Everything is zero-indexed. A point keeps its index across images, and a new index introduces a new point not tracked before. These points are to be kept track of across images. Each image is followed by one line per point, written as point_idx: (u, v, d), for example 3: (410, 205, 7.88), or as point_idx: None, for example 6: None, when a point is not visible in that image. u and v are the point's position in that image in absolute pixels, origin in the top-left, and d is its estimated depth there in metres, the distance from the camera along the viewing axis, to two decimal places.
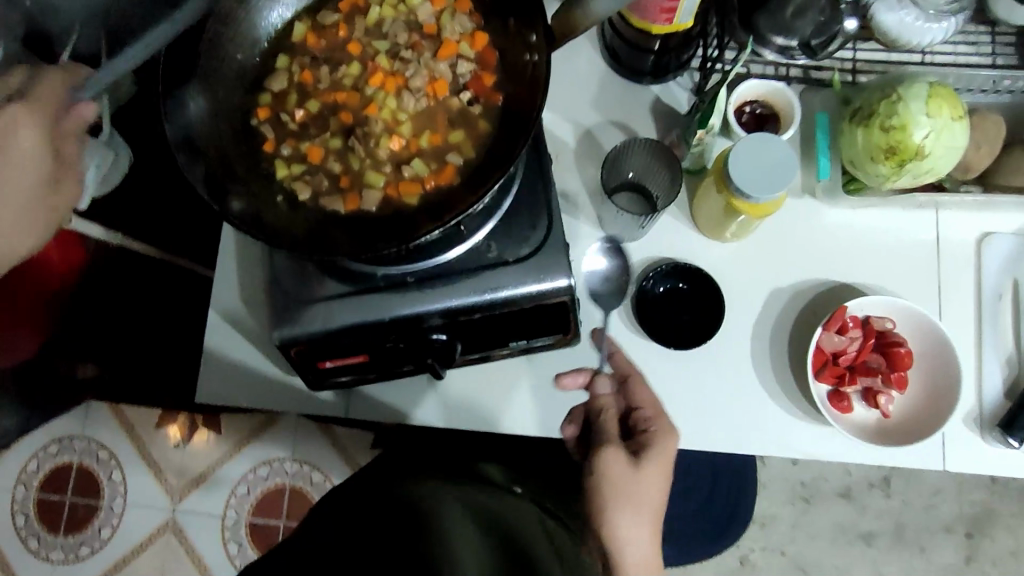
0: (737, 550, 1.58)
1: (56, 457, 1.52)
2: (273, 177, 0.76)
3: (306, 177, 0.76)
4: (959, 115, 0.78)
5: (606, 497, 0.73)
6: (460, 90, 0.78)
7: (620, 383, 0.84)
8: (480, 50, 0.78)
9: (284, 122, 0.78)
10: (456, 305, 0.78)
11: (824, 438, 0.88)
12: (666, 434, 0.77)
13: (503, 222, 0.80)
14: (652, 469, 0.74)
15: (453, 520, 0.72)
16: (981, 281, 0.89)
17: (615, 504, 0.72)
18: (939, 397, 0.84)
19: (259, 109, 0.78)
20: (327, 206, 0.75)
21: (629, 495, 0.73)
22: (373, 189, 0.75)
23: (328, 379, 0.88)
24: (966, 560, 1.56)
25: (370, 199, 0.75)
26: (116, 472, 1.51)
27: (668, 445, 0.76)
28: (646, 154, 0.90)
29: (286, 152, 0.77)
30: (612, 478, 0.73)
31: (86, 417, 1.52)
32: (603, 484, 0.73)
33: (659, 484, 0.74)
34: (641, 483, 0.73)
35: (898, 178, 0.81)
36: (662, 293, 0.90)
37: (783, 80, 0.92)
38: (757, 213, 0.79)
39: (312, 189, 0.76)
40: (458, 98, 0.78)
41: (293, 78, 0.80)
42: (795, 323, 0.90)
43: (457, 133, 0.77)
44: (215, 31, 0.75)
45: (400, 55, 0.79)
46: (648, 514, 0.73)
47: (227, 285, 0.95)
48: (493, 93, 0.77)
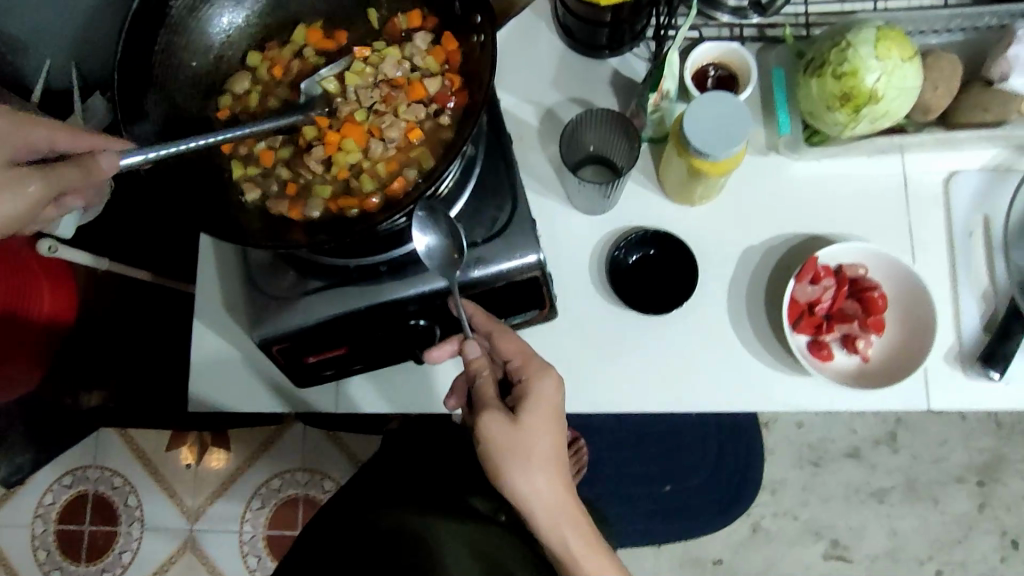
0: (750, 519, 1.58)
1: (71, 488, 1.53)
2: (229, 176, 0.79)
3: (258, 178, 0.78)
4: (909, 55, 0.78)
5: (498, 461, 0.73)
6: (423, 100, 0.79)
7: (484, 341, 0.80)
8: (444, 64, 0.79)
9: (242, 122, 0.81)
10: (429, 289, 0.80)
11: (808, 388, 0.88)
12: (537, 382, 0.74)
13: (470, 204, 0.81)
14: (531, 421, 0.73)
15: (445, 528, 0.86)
16: (951, 221, 0.90)
17: (512, 472, 0.72)
18: (916, 336, 0.85)
19: (220, 109, 0.81)
20: (272, 208, 0.76)
21: (520, 459, 0.72)
22: (317, 199, 0.76)
23: (316, 376, 0.89)
24: (979, 508, 1.56)
25: (312, 207, 0.76)
26: (131, 497, 1.52)
27: (542, 391, 0.74)
28: (602, 127, 0.90)
29: (242, 152, 0.79)
30: (498, 447, 0.73)
31: (97, 446, 1.54)
32: (490, 450, 0.73)
33: (547, 432, 0.73)
34: (530, 441, 0.72)
35: (856, 125, 0.82)
36: (634, 262, 0.91)
37: (737, 40, 0.93)
38: (718, 170, 0.80)
39: (261, 191, 0.78)
40: (424, 123, 0.78)
41: (258, 80, 0.82)
42: (769, 278, 0.90)
43: (415, 143, 0.78)
44: (167, 41, 0.77)
45: (376, 109, 0.78)
46: (547, 467, 0.73)
47: (212, 297, 0.97)
48: (453, 104, 0.78)
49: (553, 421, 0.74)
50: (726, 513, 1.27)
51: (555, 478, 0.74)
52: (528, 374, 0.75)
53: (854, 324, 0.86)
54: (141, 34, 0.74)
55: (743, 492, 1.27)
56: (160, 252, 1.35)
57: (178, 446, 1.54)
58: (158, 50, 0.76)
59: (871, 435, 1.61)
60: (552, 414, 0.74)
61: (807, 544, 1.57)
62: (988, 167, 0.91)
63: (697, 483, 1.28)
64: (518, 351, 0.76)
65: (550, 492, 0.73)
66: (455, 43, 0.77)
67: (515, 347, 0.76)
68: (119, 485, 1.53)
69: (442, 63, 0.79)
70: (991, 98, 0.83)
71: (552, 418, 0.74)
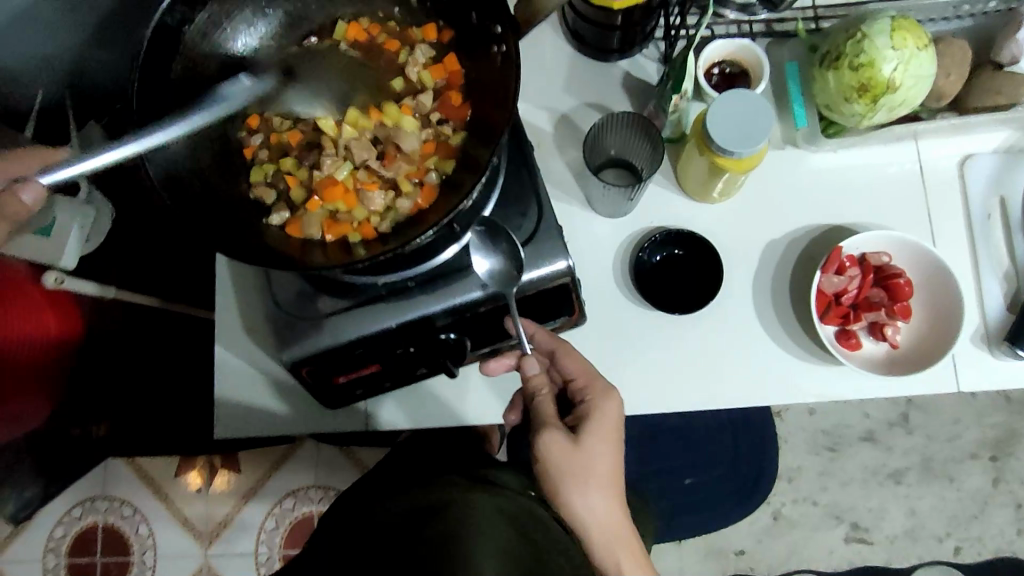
0: (769, 506, 1.59)
1: (81, 520, 1.49)
2: (245, 179, 0.78)
3: (271, 183, 0.78)
4: (924, 43, 0.79)
5: (558, 478, 0.78)
6: (431, 112, 0.79)
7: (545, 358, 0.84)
8: (445, 75, 0.80)
9: (268, 122, 0.79)
10: (458, 301, 0.79)
11: (837, 377, 0.89)
12: (603, 403, 0.79)
13: (495, 214, 0.81)
14: (595, 441, 0.78)
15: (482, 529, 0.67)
16: (967, 203, 0.91)
17: (571, 486, 0.77)
18: (944, 319, 0.85)
19: (249, 117, 0.79)
20: (272, 218, 0.76)
21: (580, 476, 0.77)
22: (314, 215, 0.76)
23: (346, 395, 0.89)
24: (993, 483, 1.58)
25: (311, 224, 0.76)
26: (142, 525, 1.50)
27: (606, 413, 0.79)
28: (624, 130, 0.91)
29: (263, 155, 0.79)
30: (560, 463, 0.77)
31: (105, 476, 1.50)
32: (551, 466, 0.78)
33: (608, 452, 0.79)
34: (591, 459, 0.78)
35: (874, 114, 0.82)
36: (658, 261, 0.91)
37: (748, 37, 0.93)
38: (742, 168, 0.79)
39: (276, 195, 0.78)
40: (439, 134, 0.78)
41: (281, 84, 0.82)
42: (793, 270, 0.91)
43: (430, 154, 0.78)
44: (184, 66, 0.76)
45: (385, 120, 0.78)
46: (604, 483, 0.78)
47: (229, 321, 0.95)
48: (463, 113, 0.79)
49: (612, 441, 0.79)
50: (745, 504, 1.29)
51: (609, 494, 0.79)
52: (593, 395, 0.80)
53: (881, 312, 0.86)
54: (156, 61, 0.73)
55: (761, 484, 1.29)
56: (169, 277, 1.34)
57: (187, 472, 1.51)
58: (173, 76, 0.75)
59: (884, 418, 1.62)
60: (614, 434, 0.79)
61: (828, 529, 1.58)
62: (1001, 149, 0.92)
63: (715, 476, 1.30)
64: (583, 372, 0.81)
65: (603, 504, 0.79)
66: (458, 55, 0.79)
67: (579, 368, 0.81)
68: (130, 514, 1.50)
69: (442, 74, 0.80)
70: (1001, 83, 0.85)
71: (614, 437, 0.79)
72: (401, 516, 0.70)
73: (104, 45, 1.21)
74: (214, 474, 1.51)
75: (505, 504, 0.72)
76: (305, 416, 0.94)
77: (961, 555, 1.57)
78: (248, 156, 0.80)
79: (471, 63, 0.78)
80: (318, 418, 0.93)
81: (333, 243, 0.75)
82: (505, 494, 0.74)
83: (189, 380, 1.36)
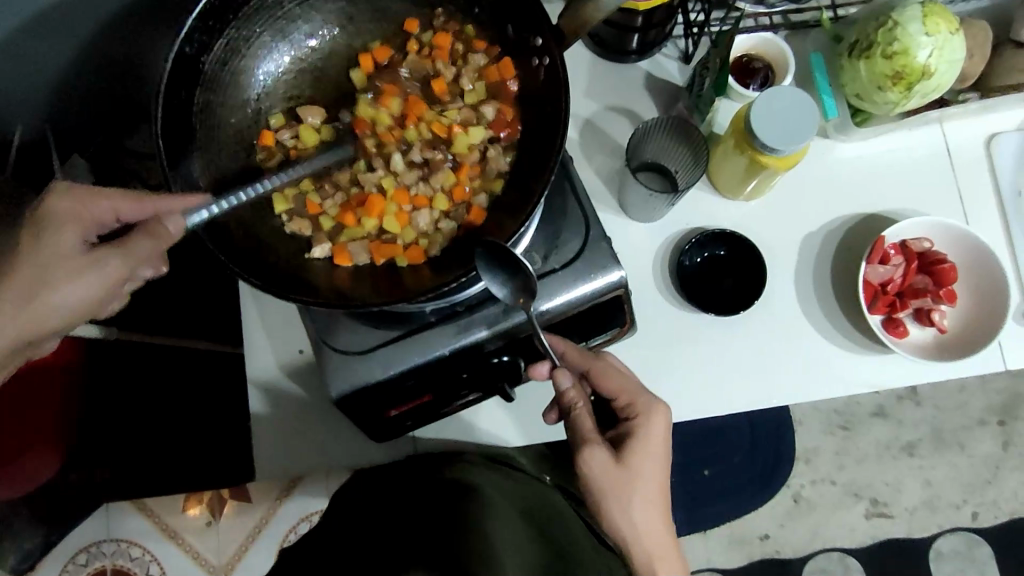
0: (788, 489, 1.45)
1: (87, 568, 1.16)
2: (272, 208, 0.74)
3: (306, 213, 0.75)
4: (955, 27, 0.79)
5: (600, 496, 0.72)
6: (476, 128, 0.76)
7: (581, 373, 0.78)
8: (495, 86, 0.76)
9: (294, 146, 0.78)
10: (511, 325, 0.76)
11: (888, 366, 0.89)
12: (647, 416, 0.73)
13: (540, 231, 0.79)
14: (640, 456, 0.72)
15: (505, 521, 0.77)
16: (996, 181, 0.92)
17: (615, 505, 0.72)
18: (989, 300, 0.87)
19: (262, 135, 0.77)
20: (313, 250, 0.72)
21: (626, 494, 0.71)
22: (356, 243, 0.74)
23: (393, 426, 0.86)
24: (1004, 447, 1.45)
25: (358, 252, 0.73)
26: None
27: (650, 427, 0.73)
28: (663, 134, 0.90)
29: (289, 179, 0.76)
30: (603, 482, 0.71)
31: None
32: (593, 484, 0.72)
33: (653, 467, 0.73)
34: (637, 476, 0.72)
35: (907, 101, 0.82)
36: (699, 263, 0.90)
37: (769, 30, 0.92)
38: (784, 165, 0.79)
39: (312, 225, 0.74)
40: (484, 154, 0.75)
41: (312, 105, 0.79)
42: (835, 263, 0.90)
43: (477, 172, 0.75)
44: (206, 100, 0.71)
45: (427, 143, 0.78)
46: (652, 500, 0.73)
47: (263, 358, 0.93)
48: (510, 125, 0.74)
49: (658, 455, 0.73)
50: (766, 489, 1.40)
51: (655, 512, 0.73)
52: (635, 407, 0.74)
53: (927, 298, 0.88)
54: (179, 95, 0.68)
55: (780, 465, 1.40)
56: (184, 313, 1.30)
57: (193, 505, 1.18)
58: (196, 109, 0.71)
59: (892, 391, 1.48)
60: (660, 448, 0.73)
61: (849, 507, 1.44)
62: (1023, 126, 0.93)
63: (734, 463, 1.38)
64: (620, 384, 0.75)
65: (651, 521, 0.73)
66: (512, 62, 0.73)
67: (617, 380, 0.76)
68: (140, 556, 1.16)
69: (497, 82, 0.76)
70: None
71: (661, 457, 0.73)
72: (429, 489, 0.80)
73: (86, 75, 1.13)
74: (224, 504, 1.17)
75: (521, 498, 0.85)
76: (349, 449, 0.93)
77: (980, 521, 1.43)
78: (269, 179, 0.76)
79: (509, 74, 0.75)
80: (359, 447, 0.92)
81: (382, 276, 0.72)
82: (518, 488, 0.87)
83: (215, 414, 1.32)
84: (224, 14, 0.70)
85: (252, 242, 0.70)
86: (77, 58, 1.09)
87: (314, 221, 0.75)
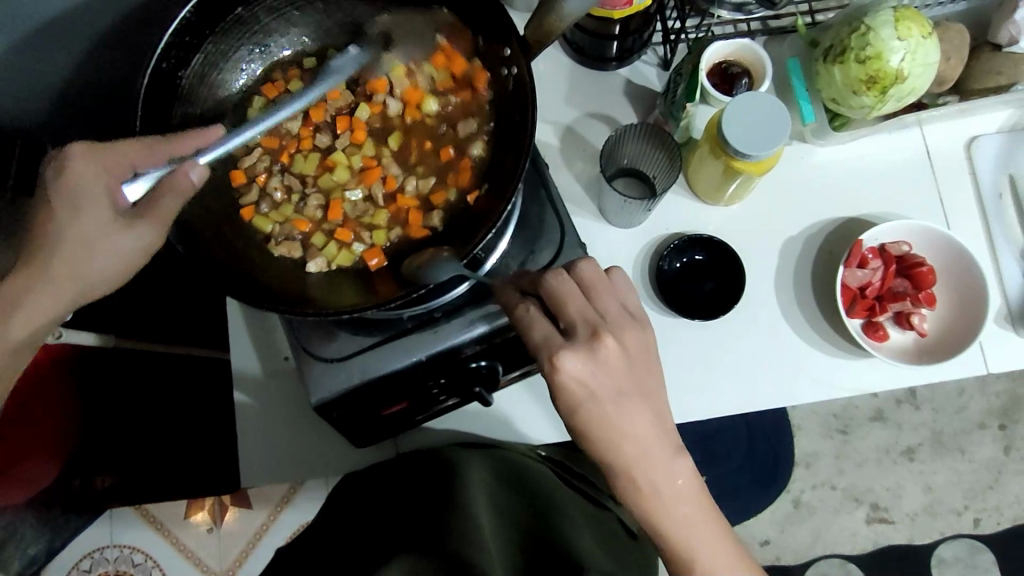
0: (788, 494, 1.43)
1: (91, 572, 1.33)
2: (256, 233, 0.77)
3: (289, 237, 0.77)
4: (928, 31, 0.79)
5: None
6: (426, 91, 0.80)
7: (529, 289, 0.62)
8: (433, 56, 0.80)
9: (260, 186, 0.78)
10: (487, 331, 0.77)
11: (867, 369, 0.89)
12: (565, 363, 0.56)
13: (517, 237, 0.79)
14: (574, 404, 0.57)
15: (484, 501, 0.74)
16: (978, 184, 0.91)
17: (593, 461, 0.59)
18: (968, 302, 0.88)
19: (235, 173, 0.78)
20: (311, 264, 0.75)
21: (602, 455, 0.57)
22: (388, 239, 0.77)
23: (372, 432, 0.87)
24: (1005, 452, 1.43)
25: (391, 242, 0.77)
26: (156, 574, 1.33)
27: (580, 372, 0.56)
28: (641, 140, 0.90)
29: (267, 207, 0.77)
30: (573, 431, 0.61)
31: (112, 524, 1.34)
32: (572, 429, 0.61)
33: (599, 419, 0.56)
34: (590, 435, 0.57)
35: (883, 105, 0.83)
36: (679, 268, 0.91)
37: (747, 35, 0.93)
38: (758, 169, 0.80)
39: (301, 246, 0.77)
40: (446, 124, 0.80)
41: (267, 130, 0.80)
42: (816, 264, 0.91)
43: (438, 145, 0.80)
44: (183, 112, 0.74)
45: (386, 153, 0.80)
46: (634, 462, 0.56)
47: (251, 367, 0.94)
48: (461, 92, 0.79)
49: (605, 400, 0.56)
50: (768, 491, 1.41)
51: (636, 459, 0.57)
52: (549, 353, 0.57)
53: (907, 302, 0.88)
54: (157, 107, 0.70)
55: (778, 469, 1.41)
56: (179, 324, 1.31)
57: (196, 512, 1.35)
58: (174, 122, 0.73)
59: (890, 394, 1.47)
60: (616, 386, 0.56)
61: (849, 512, 1.42)
62: (1004, 129, 0.93)
63: (734, 466, 1.37)
64: (541, 326, 0.58)
65: (644, 482, 0.57)
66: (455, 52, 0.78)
67: (538, 321, 0.58)
68: (142, 561, 1.34)
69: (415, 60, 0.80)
70: (1003, 62, 0.85)
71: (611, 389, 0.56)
72: (411, 486, 0.78)
73: None
74: (225, 511, 1.35)
75: (506, 470, 0.81)
76: (333, 454, 0.93)
77: (981, 528, 1.42)
78: (248, 216, 0.77)
79: (480, 86, 0.77)
80: (343, 453, 0.93)
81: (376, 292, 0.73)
82: (505, 461, 0.82)
83: (205, 418, 1.33)
84: (202, 30, 0.71)
85: (230, 255, 0.72)
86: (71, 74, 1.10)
87: (302, 244, 0.77)
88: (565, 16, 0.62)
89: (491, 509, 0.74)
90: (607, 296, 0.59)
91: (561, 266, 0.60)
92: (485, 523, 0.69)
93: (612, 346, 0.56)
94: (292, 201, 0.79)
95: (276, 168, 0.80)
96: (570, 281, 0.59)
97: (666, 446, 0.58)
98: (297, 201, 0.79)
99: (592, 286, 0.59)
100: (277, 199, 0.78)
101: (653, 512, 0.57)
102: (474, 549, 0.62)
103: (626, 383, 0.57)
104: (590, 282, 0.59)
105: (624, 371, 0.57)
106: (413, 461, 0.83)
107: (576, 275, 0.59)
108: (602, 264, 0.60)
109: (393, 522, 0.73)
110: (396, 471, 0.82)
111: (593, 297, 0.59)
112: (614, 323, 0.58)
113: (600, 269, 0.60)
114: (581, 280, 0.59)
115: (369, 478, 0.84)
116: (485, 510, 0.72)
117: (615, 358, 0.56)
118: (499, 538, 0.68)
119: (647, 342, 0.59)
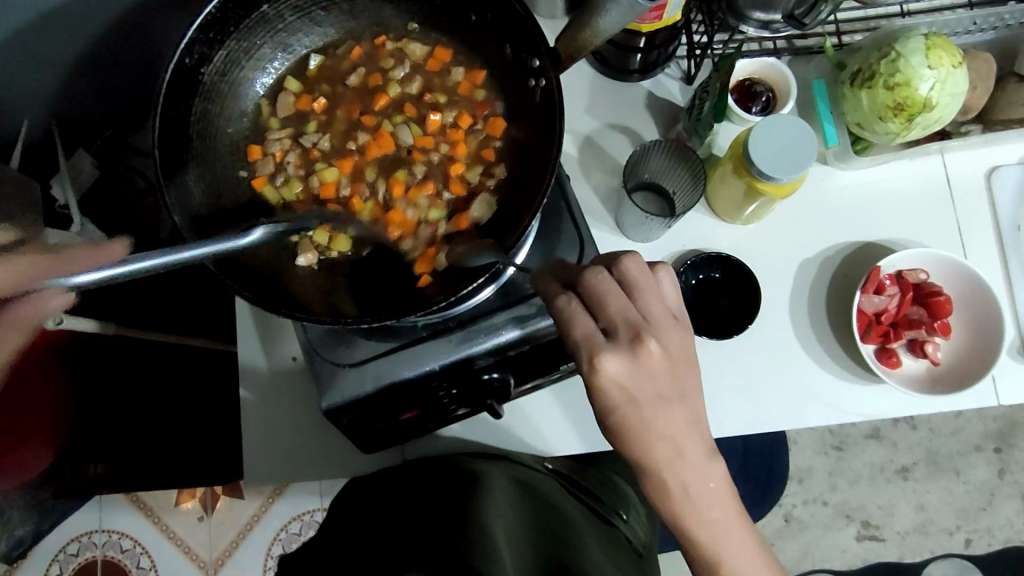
0: (780, 509, 1.43)
1: (78, 557, 1.33)
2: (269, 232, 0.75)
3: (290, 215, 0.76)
4: (958, 61, 0.80)
5: None
6: (453, 84, 0.79)
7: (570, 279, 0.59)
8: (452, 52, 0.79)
9: (274, 161, 0.77)
10: (501, 342, 0.76)
11: (880, 395, 0.89)
12: (605, 364, 0.53)
13: (536, 247, 0.79)
14: (611, 407, 0.54)
15: (497, 511, 0.73)
16: (997, 213, 0.91)
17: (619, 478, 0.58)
18: (985, 331, 0.87)
19: (251, 148, 0.77)
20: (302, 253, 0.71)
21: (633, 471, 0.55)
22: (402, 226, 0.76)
23: (378, 438, 0.86)
24: (999, 474, 1.44)
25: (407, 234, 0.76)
26: (144, 559, 1.33)
27: (621, 375, 0.53)
28: (666, 157, 0.90)
29: (279, 179, 0.77)
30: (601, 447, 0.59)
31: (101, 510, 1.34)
32: None
33: (635, 428, 0.54)
34: (625, 441, 0.55)
35: (908, 133, 0.82)
36: (695, 285, 0.89)
37: (772, 53, 0.92)
38: (782, 192, 0.79)
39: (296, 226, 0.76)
40: (474, 119, 0.78)
41: (296, 104, 0.79)
42: (831, 288, 0.90)
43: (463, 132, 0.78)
44: (203, 109, 0.72)
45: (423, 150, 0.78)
46: (665, 480, 0.55)
47: (255, 362, 0.93)
48: (487, 87, 0.78)
49: (644, 403, 0.54)
50: (761, 505, 1.40)
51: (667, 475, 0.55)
52: (590, 353, 0.54)
53: (922, 330, 0.89)
54: (178, 103, 0.68)
55: (772, 483, 1.41)
56: (180, 314, 1.30)
57: (187, 499, 1.35)
58: (194, 120, 0.71)
59: None
60: (650, 394, 0.54)
61: (839, 528, 1.43)
62: None
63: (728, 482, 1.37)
64: (580, 324, 0.55)
65: (672, 502, 0.55)
66: (489, 69, 0.77)
67: (579, 319, 0.55)
68: (130, 547, 1.34)
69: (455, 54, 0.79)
70: None
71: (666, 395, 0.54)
72: (423, 498, 0.77)
73: (93, 73, 1.13)
74: (216, 500, 1.35)
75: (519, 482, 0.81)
76: (336, 454, 0.92)
77: (972, 548, 1.42)
78: (260, 186, 0.76)
79: (510, 95, 0.76)
80: (344, 454, 0.92)
81: (386, 292, 0.73)
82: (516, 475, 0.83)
83: (204, 409, 1.31)
84: (226, 26, 0.70)
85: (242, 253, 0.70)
86: (79, 57, 1.09)
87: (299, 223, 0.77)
88: (600, 32, 0.61)
89: (506, 518, 0.73)
90: (650, 295, 0.57)
91: (602, 264, 0.57)
92: (498, 532, 0.69)
93: (655, 351, 0.54)
94: (303, 174, 0.78)
95: (297, 147, 0.78)
96: (611, 282, 0.56)
97: (699, 447, 0.55)
98: (307, 178, 0.78)
99: (637, 284, 0.56)
100: (291, 172, 0.78)
101: (682, 525, 0.56)
102: (486, 561, 0.61)
103: (670, 389, 0.55)
104: (634, 279, 0.56)
105: (669, 374, 0.54)
106: (423, 472, 0.83)
107: (620, 271, 0.56)
108: (649, 262, 0.57)
109: (406, 532, 0.73)
110: (405, 482, 0.81)
111: (635, 295, 0.56)
112: (656, 326, 0.55)
113: (646, 266, 0.57)
114: (624, 277, 0.56)
115: (377, 486, 0.83)
116: (497, 520, 0.71)
117: (658, 363, 0.54)
118: (514, 550, 0.68)
119: (688, 344, 0.57)
